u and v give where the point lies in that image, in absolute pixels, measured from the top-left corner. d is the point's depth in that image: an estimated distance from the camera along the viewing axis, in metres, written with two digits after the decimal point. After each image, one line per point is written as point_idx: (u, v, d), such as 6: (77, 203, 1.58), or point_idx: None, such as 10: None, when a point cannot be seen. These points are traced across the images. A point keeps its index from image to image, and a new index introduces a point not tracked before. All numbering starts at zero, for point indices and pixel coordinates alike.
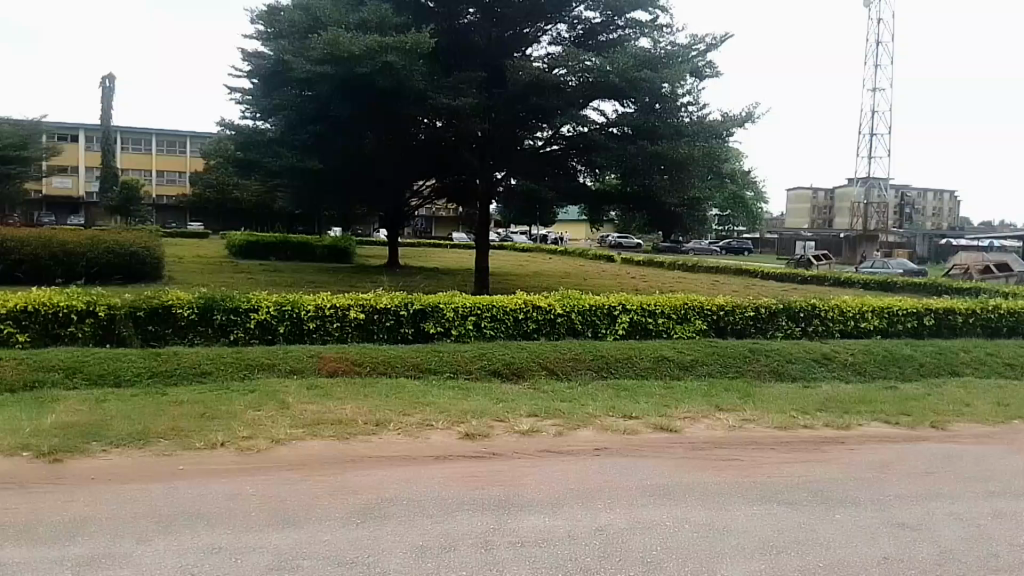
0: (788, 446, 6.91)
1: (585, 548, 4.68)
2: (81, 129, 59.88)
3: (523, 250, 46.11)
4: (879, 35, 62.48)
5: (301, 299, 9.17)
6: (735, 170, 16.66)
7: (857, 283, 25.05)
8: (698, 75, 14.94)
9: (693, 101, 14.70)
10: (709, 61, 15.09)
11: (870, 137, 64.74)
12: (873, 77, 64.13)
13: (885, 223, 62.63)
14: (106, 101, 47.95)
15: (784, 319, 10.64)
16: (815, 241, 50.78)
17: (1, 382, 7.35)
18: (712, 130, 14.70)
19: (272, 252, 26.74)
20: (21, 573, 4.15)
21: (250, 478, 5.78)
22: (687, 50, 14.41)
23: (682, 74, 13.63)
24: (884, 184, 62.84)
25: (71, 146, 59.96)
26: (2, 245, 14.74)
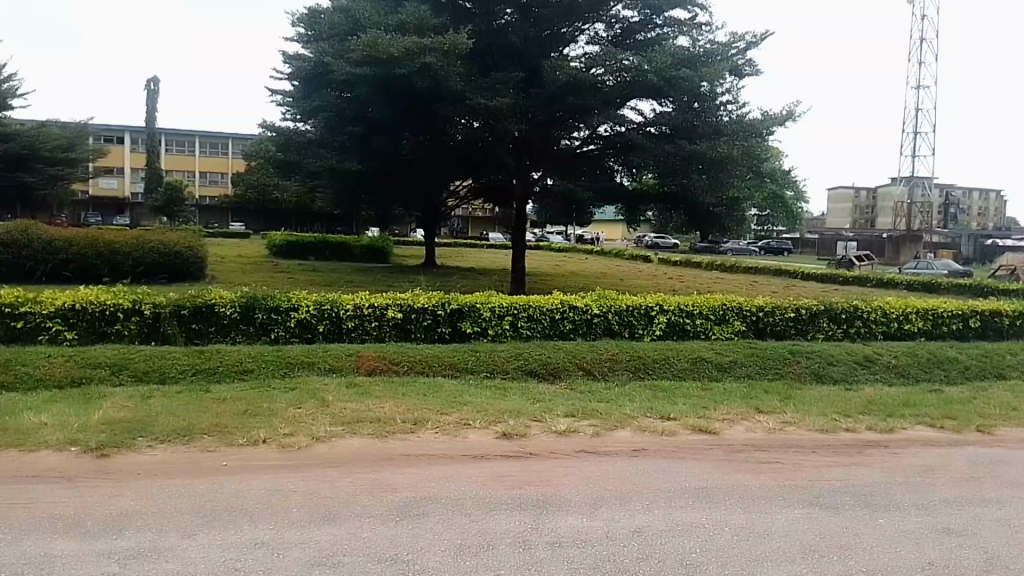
0: (828, 450, 6.79)
1: (623, 549, 4.64)
2: (127, 131, 61.40)
3: (561, 250, 46.14)
4: (923, 31, 61.13)
5: (340, 299, 9.27)
6: (776, 170, 16.40)
7: (900, 284, 24.54)
8: (737, 73, 14.74)
9: (733, 100, 14.54)
10: (749, 59, 14.90)
11: (912, 135, 63.40)
12: (916, 75, 62.81)
13: (929, 223, 61.25)
14: (151, 104, 49.20)
15: (825, 320, 10.47)
16: (858, 241, 49.91)
17: (50, 378, 7.55)
18: (752, 129, 14.48)
19: (308, 253, 27.06)
20: (73, 564, 4.26)
21: (291, 475, 5.85)
22: (726, 49, 14.26)
23: (721, 73, 13.51)
24: (927, 183, 61.53)
25: (117, 148, 61.52)
26: (51, 245, 15.14)
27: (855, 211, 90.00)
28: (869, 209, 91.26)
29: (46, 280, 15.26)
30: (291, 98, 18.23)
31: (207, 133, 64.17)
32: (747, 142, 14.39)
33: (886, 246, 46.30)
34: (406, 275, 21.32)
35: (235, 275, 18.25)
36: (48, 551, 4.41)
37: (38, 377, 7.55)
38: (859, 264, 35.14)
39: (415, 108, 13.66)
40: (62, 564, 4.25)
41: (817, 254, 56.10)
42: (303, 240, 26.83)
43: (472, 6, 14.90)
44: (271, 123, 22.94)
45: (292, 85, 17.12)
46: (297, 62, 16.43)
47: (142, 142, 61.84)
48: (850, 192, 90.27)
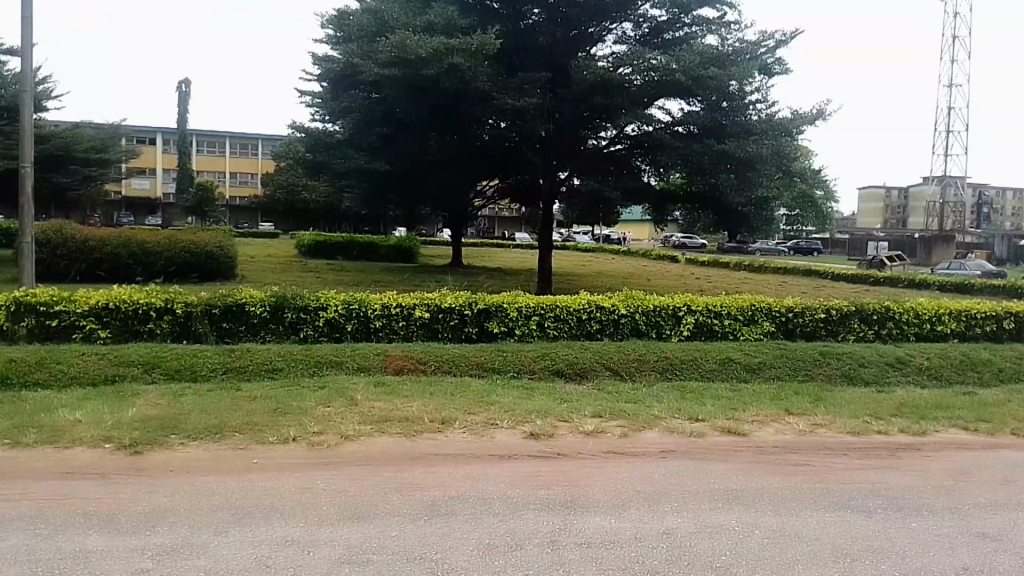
0: (859, 452, 6.71)
1: (652, 551, 4.62)
2: (159, 132, 62.29)
3: (589, 249, 46.04)
4: (957, 29, 59.96)
5: (368, 298, 9.32)
6: (806, 169, 16.22)
7: (933, 286, 24.08)
8: (766, 71, 14.60)
9: (762, 99, 14.42)
10: (778, 57, 14.77)
11: (945, 134, 62.25)
12: (950, 73, 61.67)
13: (961, 223, 60.14)
14: (183, 105, 49.86)
15: (856, 321, 10.36)
16: (889, 241, 49.21)
17: (85, 375, 7.67)
18: (781, 128, 14.33)
19: (335, 253, 27.26)
20: (108, 559, 4.32)
21: (321, 473, 5.89)
22: (755, 47, 14.14)
23: (750, 72, 13.41)
24: (961, 183, 60.57)
25: (149, 150, 62.46)
26: (85, 245, 15.40)
27: (884, 210, 88.77)
28: (899, 209, 89.93)
29: (80, 279, 15.52)
30: (320, 99, 18.39)
31: (237, 133, 64.88)
32: (776, 141, 14.26)
33: (917, 246, 45.68)
34: (431, 275, 21.35)
35: (265, 275, 18.42)
36: (83, 546, 4.48)
37: (73, 374, 7.68)
38: (892, 264, 34.59)
39: (440, 109, 13.73)
40: (97, 559, 4.31)
41: (848, 254, 55.54)
42: (330, 239, 27.05)
43: (500, 6, 14.95)
44: (299, 124, 23.17)
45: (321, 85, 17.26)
46: (325, 63, 16.56)
47: (174, 143, 62.65)
48: (880, 191, 88.98)
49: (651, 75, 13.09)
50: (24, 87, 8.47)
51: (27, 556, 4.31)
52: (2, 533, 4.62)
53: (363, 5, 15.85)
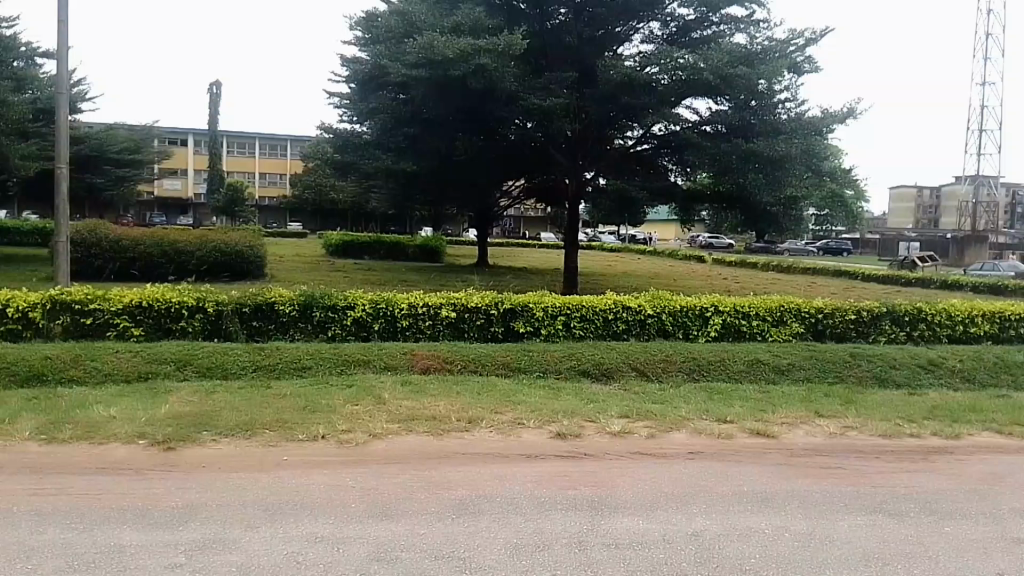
0: (891, 455, 6.61)
1: (681, 553, 4.59)
2: (190, 133, 63.09)
3: (616, 250, 45.94)
4: (990, 27, 58.87)
5: (395, 297, 9.37)
6: (836, 168, 15.99)
7: (967, 287, 23.68)
8: (796, 70, 14.44)
9: (791, 97, 14.26)
10: (808, 55, 14.59)
11: (979, 134, 61.10)
12: (984, 72, 60.54)
13: (995, 224, 58.98)
14: (214, 107, 50.48)
15: (888, 323, 10.21)
16: (921, 241, 48.43)
17: (119, 373, 7.80)
18: (812, 127, 14.13)
19: (362, 252, 27.46)
20: (142, 553, 4.39)
21: (348, 471, 5.93)
22: (784, 45, 13.99)
23: (779, 71, 13.25)
24: (994, 183, 59.47)
25: (181, 150, 63.31)
26: (118, 245, 15.68)
27: (915, 210, 87.46)
28: (930, 209, 88.50)
29: (114, 278, 15.79)
30: (348, 100, 18.54)
31: (266, 134, 65.52)
32: (806, 140, 14.08)
33: (950, 246, 44.97)
34: (459, 275, 21.27)
35: (294, 274, 18.61)
36: (118, 541, 4.56)
37: (108, 371, 7.82)
38: (924, 265, 34.07)
39: (465, 110, 13.78)
40: (132, 553, 4.38)
41: (879, 255, 54.87)
42: (359, 239, 27.26)
43: (526, 6, 14.96)
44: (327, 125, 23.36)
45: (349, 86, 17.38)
46: (352, 64, 16.68)
47: (205, 144, 63.45)
48: (911, 191, 87.56)
49: (678, 74, 12.99)
50: (64, 90, 8.60)
51: (64, 549, 4.40)
52: (39, 527, 4.72)
53: (390, 7, 15.94)
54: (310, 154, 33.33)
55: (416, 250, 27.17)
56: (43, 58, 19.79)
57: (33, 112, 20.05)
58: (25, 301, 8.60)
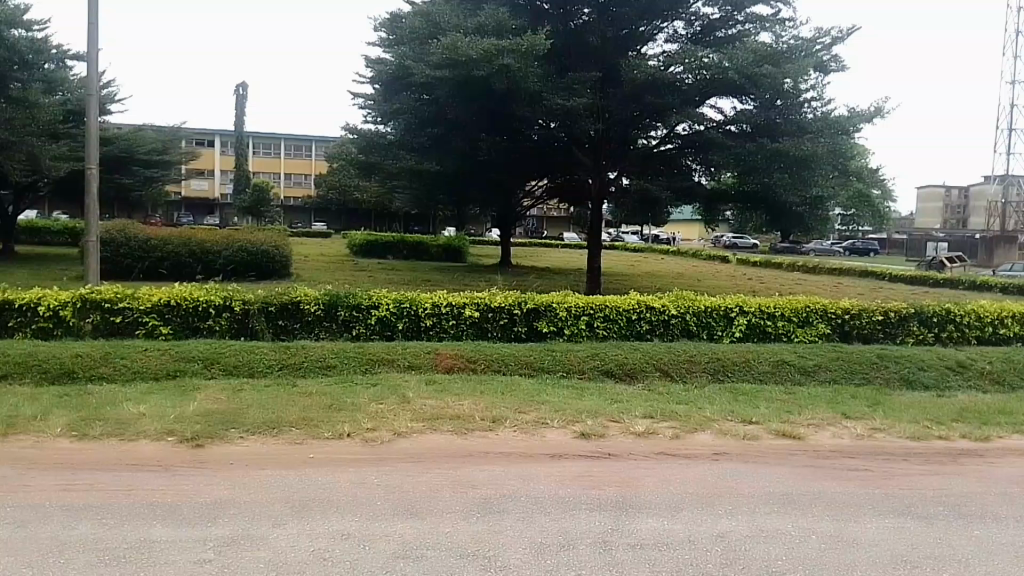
0: (919, 458, 6.54)
1: (706, 554, 4.57)
2: (217, 134, 63.83)
3: (638, 250, 45.84)
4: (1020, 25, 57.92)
5: (418, 296, 9.42)
6: (863, 167, 15.82)
7: (996, 287, 23.35)
8: (822, 69, 14.29)
9: (817, 97, 14.12)
10: (834, 54, 14.42)
11: (1009, 134, 60.12)
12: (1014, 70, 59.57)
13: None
14: (240, 108, 50.99)
15: (915, 324, 10.10)
16: (950, 241, 47.74)
17: (148, 370, 7.91)
18: (838, 126, 13.98)
19: (384, 252, 27.61)
20: (171, 549, 4.45)
21: (373, 470, 5.96)
22: (810, 44, 13.86)
23: (805, 70, 13.13)
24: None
25: (208, 151, 64.05)
26: (148, 245, 15.90)
27: (942, 210, 86.24)
28: (958, 209, 87.19)
29: (143, 277, 16.02)
30: (372, 101, 18.66)
31: (292, 135, 66.09)
32: (832, 140, 13.94)
33: (979, 247, 44.32)
34: (482, 275, 21.28)
35: (317, 273, 18.75)
36: (148, 536, 4.62)
37: (137, 369, 7.92)
38: (953, 266, 33.64)
39: (486, 110, 13.81)
40: (161, 549, 4.44)
41: (907, 255, 54.20)
42: (382, 239, 27.41)
43: (550, 6, 14.94)
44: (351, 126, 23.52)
45: (373, 87, 17.48)
46: (376, 65, 16.78)
47: (231, 144, 64.18)
48: (939, 191, 86.25)
49: (703, 73, 12.93)
50: (94, 92, 8.72)
51: (95, 544, 4.47)
52: (71, 521, 4.80)
53: (414, 7, 16.00)
54: (334, 155, 33.58)
55: (439, 250, 27.27)
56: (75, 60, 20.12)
57: (64, 113, 20.40)
58: (56, 300, 8.74)
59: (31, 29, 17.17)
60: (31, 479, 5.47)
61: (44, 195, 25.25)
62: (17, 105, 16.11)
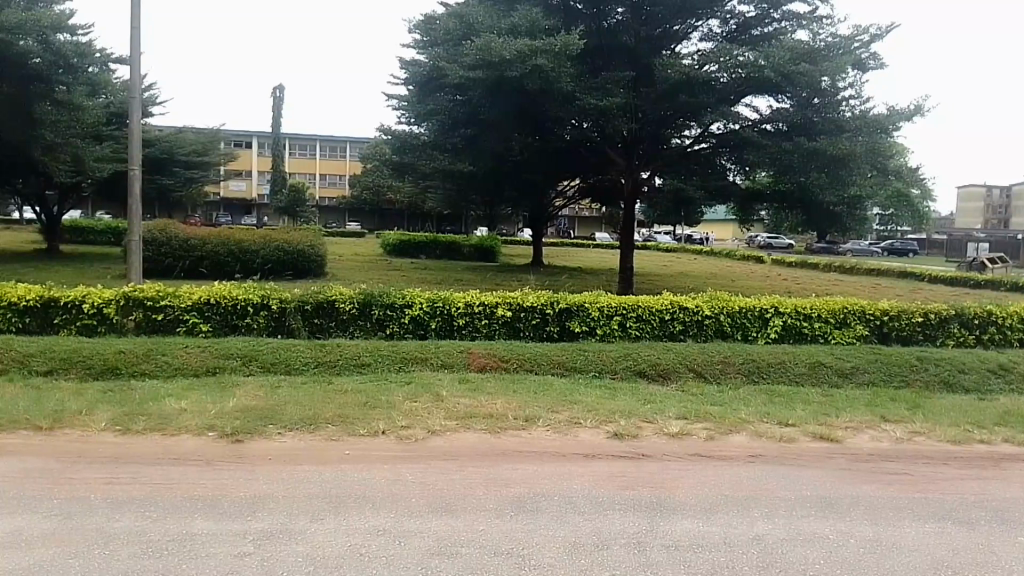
0: (960, 462, 6.42)
1: (743, 556, 4.54)
2: (254, 137, 64.92)
3: (671, 250, 45.60)
4: None
5: (451, 296, 9.48)
6: (902, 167, 15.56)
7: None
8: (861, 67, 14.04)
9: (856, 95, 13.90)
10: (873, 52, 14.17)
11: None
12: None
13: None
14: (278, 110, 51.77)
15: (956, 325, 9.93)
16: (994, 241, 46.58)
17: (188, 367, 8.08)
18: (877, 124, 13.74)
19: (417, 253, 27.81)
20: (212, 542, 4.54)
21: (408, 466, 6.03)
22: (848, 41, 13.63)
23: (844, 67, 12.93)
24: None
25: (245, 153, 65.17)
26: (187, 244, 16.22)
27: (983, 210, 84.28)
28: (999, 209, 85.02)
29: (183, 276, 16.36)
30: (405, 102, 18.82)
31: (327, 136, 66.95)
32: (871, 138, 13.72)
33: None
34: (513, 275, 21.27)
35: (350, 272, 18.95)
36: (190, 529, 4.72)
37: (177, 366, 8.09)
38: (997, 267, 32.87)
39: (518, 111, 13.85)
40: (202, 542, 4.53)
41: (947, 255, 53.06)
42: (415, 238, 27.62)
43: (583, 6, 14.93)
44: (385, 127, 23.75)
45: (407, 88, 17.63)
46: (410, 66, 16.91)
47: (269, 146, 65.22)
48: (979, 191, 84.34)
49: (738, 72, 12.82)
50: (139, 94, 8.91)
51: (139, 536, 4.57)
52: (115, 514, 4.91)
53: (448, 9, 16.10)
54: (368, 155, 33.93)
55: (470, 250, 27.40)
56: (119, 63, 20.62)
57: (107, 115, 20.91)
58: (100, 297, 8.97)
59: (76, 33, 17.62)
60: (78, 471, 5.62)
61: (90, 195, 25.92)
62: (61, 106, 16.55)
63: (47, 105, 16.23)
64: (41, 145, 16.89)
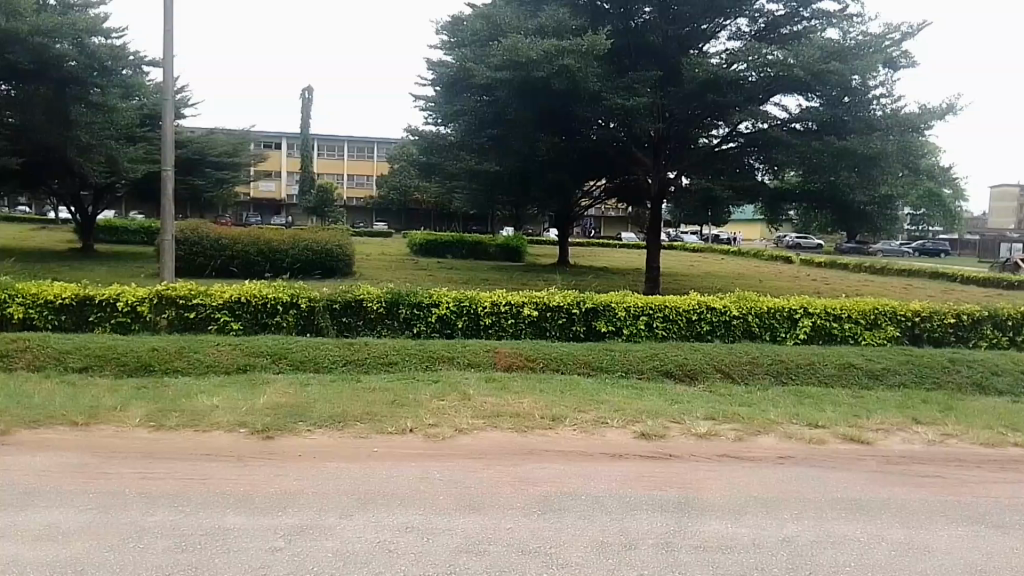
0: (994, 465, 6.32)
1: (772, 558, 4.52)
2: (284, 138, 65.66)
3: (697, 250, 45.35)
4: None
5: (478, 295, 9.54)
6: (934, 166, 15.36)
7: None
8: (892, 65, 13.88)
9: (887, 93, 13.75)
10: (905, 49, 13.99)
11: None
12: None
13: None
14: (308, 111, 52.31)
15: (989, 327, 9.80)
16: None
17: (219, 365, 8.21)
18: (909, 123, 13.60)
19: (443, 253, 27.95)
20: (244, 537, 4.60)
21: (436, 464, 6.08)
22: (879, 40, 13.46)
23: (874, 66, 12.74)
24: None
25: (275, 154, 65.98)
26: (218, 244, 16.46)
27: (1017, 211, 82.54)
28: None
29: (214, 275, 16.60)
30: (432, 103, 18.95)
31: (355, 137, 67.53)
32: (902, 136, 13.55)
33: None
34: (540, 275, 21.26)
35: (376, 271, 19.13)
36: (222, 524, 4.80)
37: (209, 363, 8.22)
38: None
39: (542, 112, 13.88)
40: (234, 537, 4.60)
41: (980, 255, 52.10)
42: (442, 238, 27.77)
43: (610, 6, 14.79)
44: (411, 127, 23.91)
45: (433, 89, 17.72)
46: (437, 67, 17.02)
47: (298, 147, 65.98)
48: (1013, 191, 82.63)
49: (767, 71, 12.71)
50: (174, 96, 9.06)
51: (172, 530, 4.66)
52: (149, 508, 5.01)
53: (474, 9, 16.16)
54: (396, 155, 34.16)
55: (496, 250, 27.46)
56: (152, 66, 20.98)
57: (141, 117, 21.29)
58: (134, 296, 9.13)
59: (111, 37, 17.96)
60: (115, 466, 5.74)
61: (124, 195, 26.42)
62: (96, 108, 16.88)
63: (82, 107, 16.57)
64: (78, 147, 17.26)
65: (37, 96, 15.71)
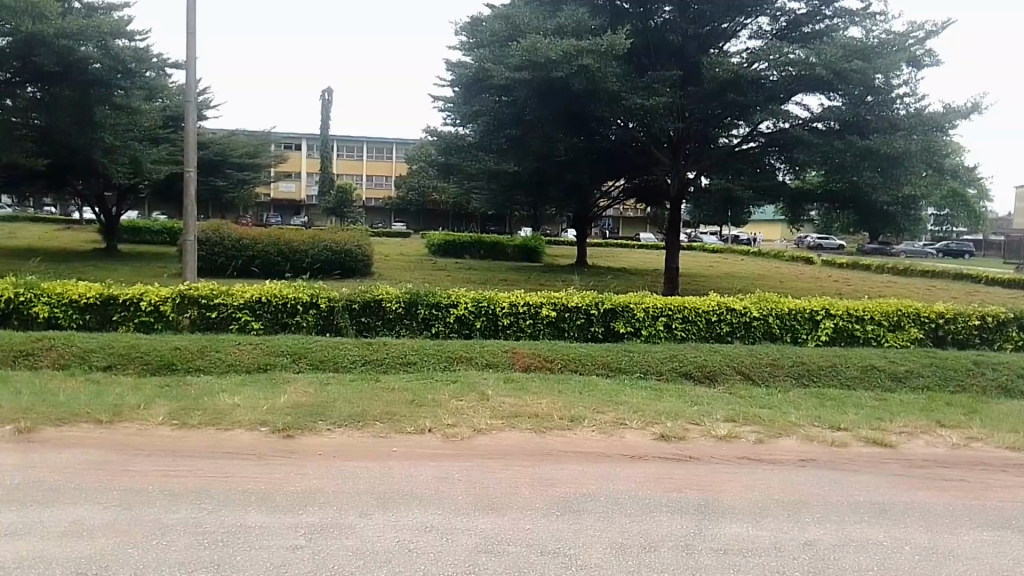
0: (1020, 469, 6.22)
1: (794, 562, 4.48)
2: (304, 138, 66.15)
3: (717, 250, 45.09)
4: None
5: (496, 296, 9.55)
6: (959, 166, 15.16)
7: None
8: (915, 64, 13.71)
9: (910, 92, 13.59)
10: (929, 48, 13.81)
11: None
12: None
13: None
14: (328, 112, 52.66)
15: (1014, 329, 9.65)
16: None
17: (240, 364, 8.29)
18: (933, 123, 13.44)
19: (461, 253, 28.02)
20: (265, 535, 4.64)
21: (456, 464, 6.09)
22: (903, 38, 13.30)
23: (898, 65, 12.59)
24: None
25: (295, 154, 66.47)
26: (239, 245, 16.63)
27: None
28: None
29: (236, 275, 16.78)
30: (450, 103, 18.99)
31: (374, 138, 67.86)
32: (925, 136, 13.40)
33: None
34: (558, 275, 21.23)
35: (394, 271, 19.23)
36: (244, 522, 4.84)
37: (230, 362, 8.30)
38: None
39: (560, 112, 13.86)
40: (256, 534, 4.64)
41: (1005, 256, 51.31)
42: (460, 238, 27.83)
43: (630, 6, 14.79)
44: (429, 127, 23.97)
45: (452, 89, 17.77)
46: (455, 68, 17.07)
47: (318, 147, 66.44)
48: None
49: (788, 70, 12.58)
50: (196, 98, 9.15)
51: (194, 528, 4.71)
52: (172, 506, 5.06)
53: (493, 10, 16.17)
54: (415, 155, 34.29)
55: (514, 250, 27.48)
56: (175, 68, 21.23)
57: (164, 119, 21.53)
58: (156, 296, 9.24)
59: (135, 39, 18.17)
60: (140, 464, 5.82)
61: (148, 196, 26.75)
62: (120, 110, 17.08)
63: (107, 109, 16.78)
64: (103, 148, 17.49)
65: (63, 97, 15.91)
